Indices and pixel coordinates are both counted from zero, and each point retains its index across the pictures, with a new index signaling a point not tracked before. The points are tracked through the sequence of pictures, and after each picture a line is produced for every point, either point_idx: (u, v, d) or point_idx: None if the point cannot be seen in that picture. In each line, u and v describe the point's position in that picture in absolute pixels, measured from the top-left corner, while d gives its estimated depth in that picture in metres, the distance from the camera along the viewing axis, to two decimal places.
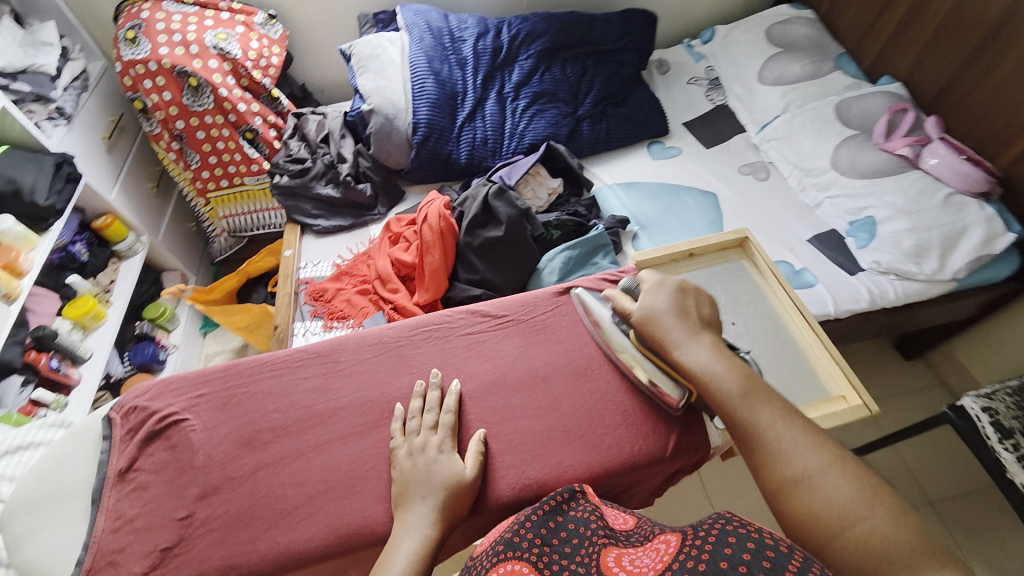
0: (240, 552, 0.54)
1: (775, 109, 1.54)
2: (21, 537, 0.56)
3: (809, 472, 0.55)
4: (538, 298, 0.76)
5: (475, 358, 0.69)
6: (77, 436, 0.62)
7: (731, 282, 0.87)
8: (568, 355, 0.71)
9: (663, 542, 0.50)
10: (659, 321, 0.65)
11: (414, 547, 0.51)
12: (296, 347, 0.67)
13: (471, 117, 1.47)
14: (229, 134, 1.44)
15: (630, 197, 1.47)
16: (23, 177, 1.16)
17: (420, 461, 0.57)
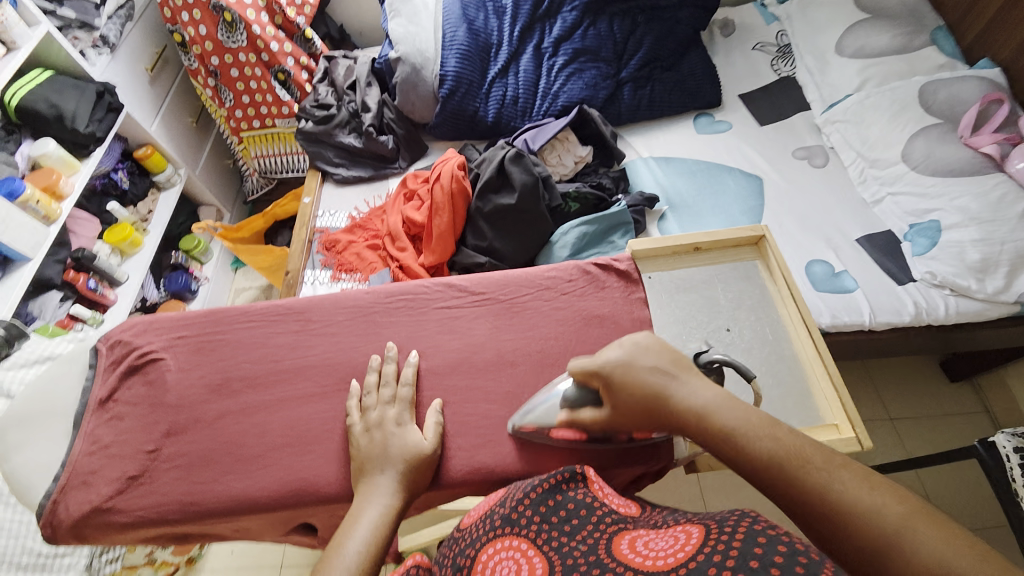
0: (197, 490, 0.56)
1: (848, 86, 1.35)
2: (10, 448, 0.58)
3: (893, 527, 0.38)
4: (522, 279, 0.72)
5: (448, 334, 0.67)
6: (69, 362, 0.64)
7: (736, 285, 0.78)
8: (541, 344, 0.67)
9: (685, 531, 0.41)
10: (638, 389, 0.53)
11: (378, 516, 0.51)
12: (272, 302, 0.67)
13: (503, 72, 1.39)
14: (261, 74, 1.43)
15: (664, 173, 1.36)
16: (66, 103, 1.21)
17: (377, 436, 0.57)
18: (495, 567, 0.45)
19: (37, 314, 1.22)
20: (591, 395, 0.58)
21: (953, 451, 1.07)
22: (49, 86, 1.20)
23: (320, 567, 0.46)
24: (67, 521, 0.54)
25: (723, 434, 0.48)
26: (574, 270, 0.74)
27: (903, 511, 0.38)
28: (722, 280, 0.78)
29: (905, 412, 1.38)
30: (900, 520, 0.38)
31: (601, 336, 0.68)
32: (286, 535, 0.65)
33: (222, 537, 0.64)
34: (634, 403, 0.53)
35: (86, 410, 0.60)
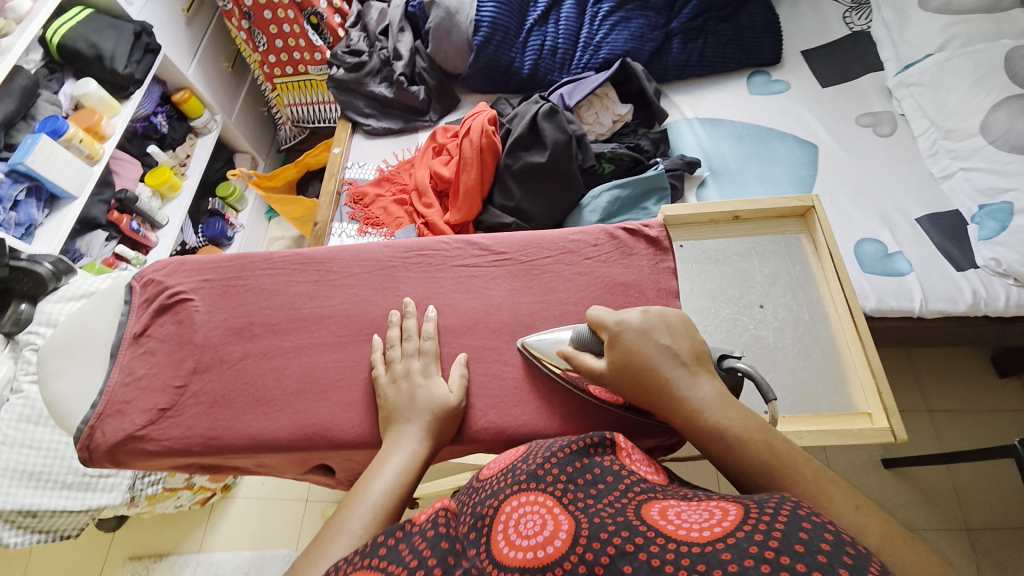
0: (220, 427, 0.58)
1: (929, 45, 1.21)
2: (49, 376, 0.62)
3: (877, 547, 0.41)
4: (544, 241, 0.69)
5: (465, 293, 0.66)
6: (106, 297, 0.67)
7: (775, 259, 0.73)
8: (560, 309, 0.65)
9: (720, 508, 0.39)
10: (644, 359, 0.53)
11: (403, 461, 0.52)
12: (294, 250, 0.68)
13: (543, 20, 1.31)
14: (294, 16, 1.40)
15: (709, 136, 1.27)
16: (105, 43, 1.22)
17: (404, 387, 0.57)
18: (519, 520, 0.44)
19: (84, 252, 1.28)
20: (596, 346, 0.58)
21: (993, 450, 1.00)
22: (87, 25, 1.22)
23: (347, 503, 0.48)
24: (103, 445, 0.57)
25: (717, 432, 0.48)
26: (600, 234, 0.70)
27: (883, 532, 0.41)
28: (759, 252, 0.73)
29: (944, 405, 1.31)
30: (881, 541, 0.41)
31: (625, 305, 0.65)
32: (305, 474, 0.68)
33: (246, 471, 0.67)
34: (632, 372, 0.53)
35: (121, 344, 0.63)
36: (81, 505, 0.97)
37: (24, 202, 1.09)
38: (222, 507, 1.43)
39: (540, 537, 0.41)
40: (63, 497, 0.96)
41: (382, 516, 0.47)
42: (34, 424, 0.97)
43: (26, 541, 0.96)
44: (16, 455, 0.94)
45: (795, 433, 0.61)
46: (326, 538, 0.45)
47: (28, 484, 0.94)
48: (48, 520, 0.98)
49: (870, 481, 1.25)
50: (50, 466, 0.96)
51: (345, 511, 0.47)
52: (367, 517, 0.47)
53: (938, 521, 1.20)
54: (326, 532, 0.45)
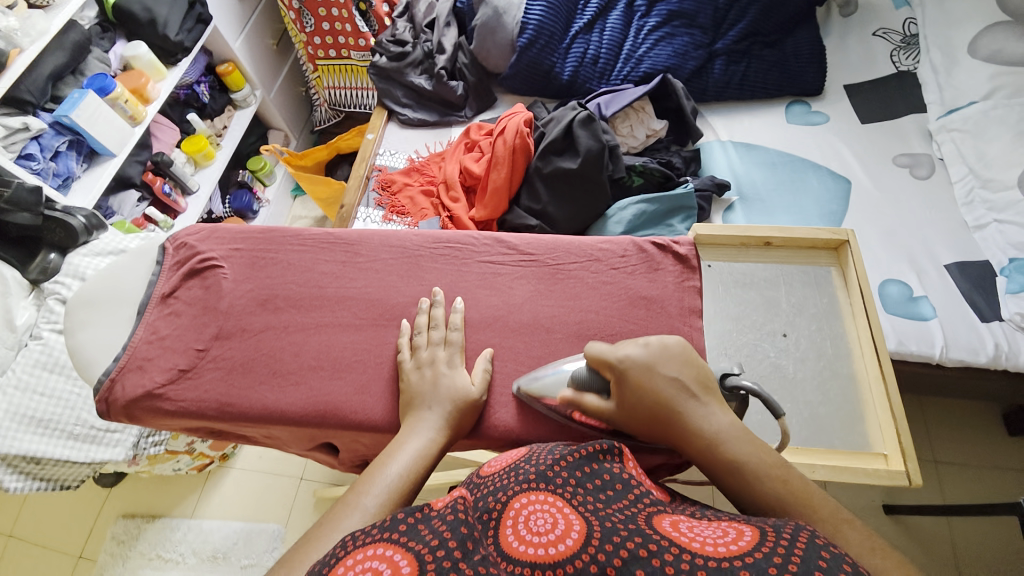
0: (237, 394, 0.59)
1: (975, 92, 1.19)
2: (76, 326, 0.64)
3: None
4: (571, 246, 0.68)
5: (488, 290, 0.65)
6: (139, 255, 0.68)
7: (803, 290, 0.73)
8: (581, 316, 0.64)
9: (734, 528, 0.41)
10: (653, 395, 0.51)
11: (420, 447, 0.52)
12: (324, 230, 0.68)
13: (588, 28, 1.31)
14: (344, 2, 1.42)
15: (741, 160, 1.27)
16: (159, 9, 1.26)
17: (427, 374, 0.58)
18: (529, 517, 0.43)
19: (116, 210, 1.32)
20: (600, 384, 0.56)
21: (998, 506, 0.98)
22: None
23: (362, 480, 0.49)
24: (121, 399, 0.58)
25: (734, 466, 0.48)
26: (628, 246, 0.68)
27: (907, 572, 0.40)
28: (788, 282, 0.73)
29: (951, 457, 1.28)
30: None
31: (645, 319, 0.63)
32: (309, 450, 0.69)
33: (253, 440, 0.68)
34: (640, 404, 0.52)
35: (148, 302, 0.64)
36: (85, 456, 0.99)
37: (64, 154, 1.12)
38: (217, 475, 1.45)
39: (553, 533, 0.41)
40: (68, 447, 0.98)
41: (395, 497, 0.48)
42: (49, 371, 0.99)
43: (26, 487, 0.98)
44: (26, 400, 0.96)
45: (806, 466, 0.61)
46: (340, 512, 0.45)
47: (35, 430, 0.95)
48: (50, 468, 0.99)
49: (866, 525, 1.22)
50: (58, 415, 0.98)
51: (362, 488, 0.47)
52: (382, 496, 0.47)
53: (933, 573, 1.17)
54: (341, 508, 0.46)
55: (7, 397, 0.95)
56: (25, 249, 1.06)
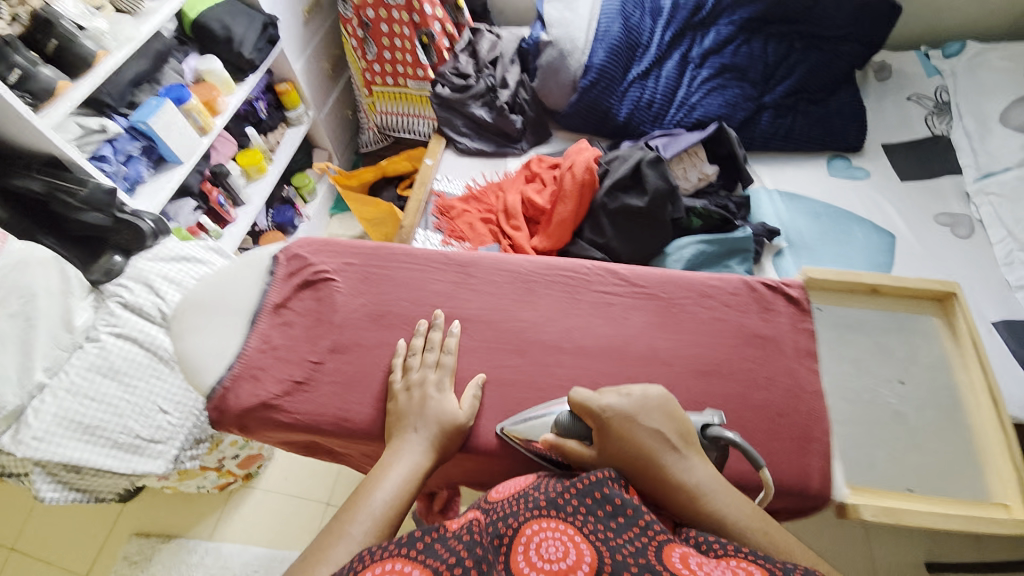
0: (353, 410, 0.58)
1: (1010, 159, 1.27)
2: (185, 331, 0.63)
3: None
4: (683, 280, 0.66)
5: (602, 319, 0.63)
6: (249, 264, 0.67)
7: (912, 339, 0.74)
8: (697, 349, 0.61)
9: (744, 570, 0.41)
10: (635, 445, 0.51)
11: (406, 471, 0.51)
12: (436, 250, 0.69)
13: (644, 75, 1.37)
14: (408, 34, 1.49)
15: (787, 210, 1.32)
16: (236, 27, 1.31)
17: (416, 396, 0.57)
18: (540, 545, 0.43)
19: (172, 216, 1.31)
20: (577, 424, 0.55)
21: None
22: (223, 9, 1.30)
23: (347, 508, 0.48)
24: (235, 409, 0.58)
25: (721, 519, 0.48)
26: (737, 284, 0.65)
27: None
28: (897, 330, 0.75)
29: None
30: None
31: (760, 359, 0.60)
32: None
33: (345, 457, 0.67)
34: (626, 458, 0.51)
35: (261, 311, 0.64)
36: (126, 468, 0.95)
37: (135, 159, 1.12)
38: (240, 495, 1.39)
39: (563, 562, 0.40)
40: (112, 456, 0.94)
41: (381, 526, 0.47)
42: (103, 376, 0.96)
43: (62, 498, 0.93)
44: (77, 404, 0.93)
45: (943, 515, 0.61)
46: (324, 542, 0.45)
47: (81, 437, 0.92)
48: (89, 479, 0.96)
49: None
50: (106, 422, 0.94)
51: (346, 516, 0.47)
52: (367, 524, 0.47)
53: None
54: (325, 537, 0.45)
55: (58, 400, 0.92)
56: (87, 249, 1.04)
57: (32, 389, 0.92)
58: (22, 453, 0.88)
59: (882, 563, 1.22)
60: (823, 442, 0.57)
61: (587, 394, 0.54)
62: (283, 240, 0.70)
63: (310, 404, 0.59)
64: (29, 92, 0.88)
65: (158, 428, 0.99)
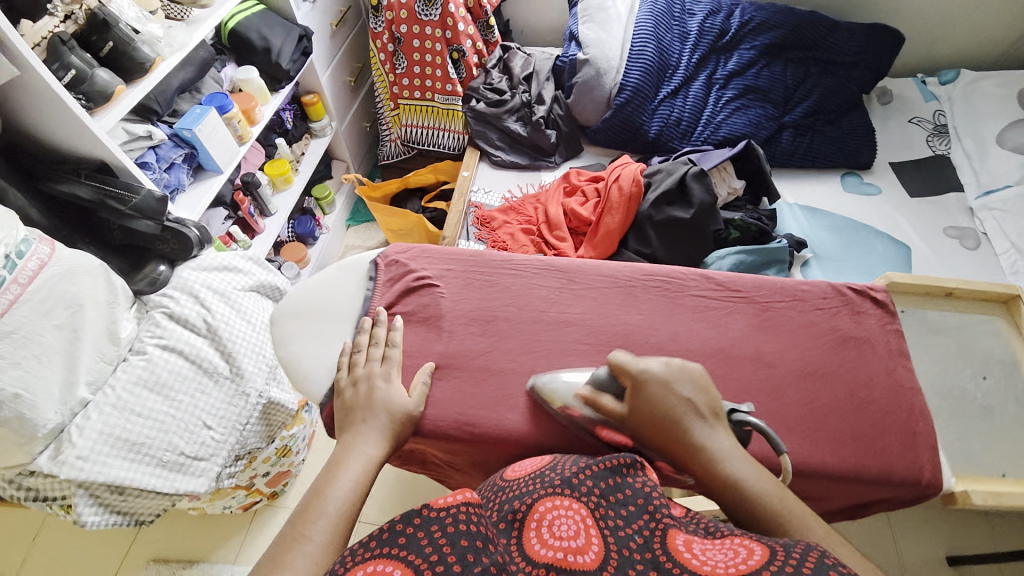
0: (474, 413, 0.65)
1: (1010, 177, 1.37)
2: (292, 335, 0.70)
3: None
4: (775, 287, 0.70)
5: (705, 323, 0.68)
6: (348, 269, 0.76)
7: (987, 338, 0.83)
8: (798, 351, 0.65)
9: (746, 547, 0.46)
10: (664, 407, 0.56)
11: (360, 466, 0.56)
12: (536, 258, 0.76)
13: (673, 94, 1.43)
14: (440, 49, 1.51)
15: (809, 223, 1.39)
16: (274, 38, 1.30)
17: (363, 389, 0.62)
18: (551, 521, 0.51)
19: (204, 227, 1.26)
20: (613, 386, 0.60)
21: None
22: (261, 19, 1.30)
23: (303, 512, 0.52)
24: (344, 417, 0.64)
25: (736, 485, 0.53)
26: (827, 289, 0.70)
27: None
28: (973, 330, 0.83)
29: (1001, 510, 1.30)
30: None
31: (856, 359, 0.65)
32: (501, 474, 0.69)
33: (445, 460, 0.70)
34: (653, 419, 0.56)
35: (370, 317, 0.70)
36: (169, 487, 0.91)
37: (176, 166, 1.10)
38: (264, 516, 1.33)
39: (574, 543, 0.49)
40: (155, 475, 0.89)
41: (339, 523, 0.51)
42: (149, 390, 0.91)
43: (102, 522, 0.87)
44: (123, 421, 0.87)
45: None
46: (285, 547, 0.49)
47: (125, 455, 0.86)
48: (132, 501, 0.90)
49: None
50: (152, 439, 0.89)
51: (305, 519, 0.50)
52: (325, 525, 0.51)
53: None
54: (287, 540, 0.49)
55: (104, 416, 0.86)
56: (133, 258, 1.01)
57: (76, 405, 0.85)
58: (66, 474, 0.81)
59: (910, 562, 1.23)
60: (928, 436, 0.62)
61: (628, 360, 0.60)
62: (378, 249, 0.78)
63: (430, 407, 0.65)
64: (84, 94, 0.84)
65: (202, 445, 0.95)
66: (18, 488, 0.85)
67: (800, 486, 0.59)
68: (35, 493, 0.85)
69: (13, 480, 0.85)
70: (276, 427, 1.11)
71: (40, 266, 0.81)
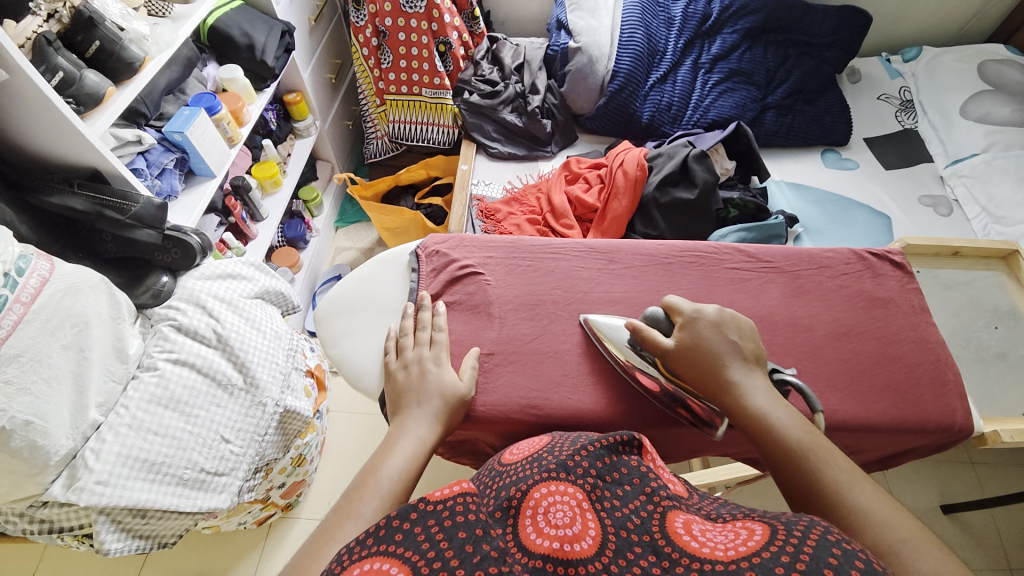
0: (536, 397, 0.71)
1: (974, 147, 1.47)
2: (341, 333, 0.78)
3: (893, 542, 0.48)
4: (802, 256, 0.79)
5: (744, 293, 0.76)
6: (389, 263, 0.84)
7: (992, 289, 0.93)
8: (832, 314, 0.74)
9: (747, 528, 0.47)
10: (710, 346, 0.63)
11: (414, 445, 0.59)
12: (579, 244, 0.83)
13: (662, 79, 1.46)
14: (427, 42, 1.48)
15: (796, 199, 1.44)
16: (256, 35, 1.24)
17: (414, 373, 0.68)
18: (547, 509, 0.50)
19: None
20: (666, 327, 0.67)
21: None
22: (241, 15, 1.24)
23: (356, 489, 0.54)
24: None
25: (762, 417, 0.58)
26: (850, 255, 0.80)
27: (910, 531, 0.49)
28: (979, 283, 0.93)
29: (985, 457, 1.39)
30: (908, 536, 0.49)
31: (885, 317, 0.74)
32: None
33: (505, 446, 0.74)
34: (697, 355, 0.63)
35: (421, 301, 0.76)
36: (191, 506, 0.86)
37: (168, 172, 1.04)
38: (281, 527, 1.30)
39: (570, 531, 0.48)
40: (176, 495, 0.85)
41: (390, 499, 0.54)
42: (164, 407, 0.86)
43: (126, 548, 0.83)
44: (141, 441, 0.82)
45: None
46: (337, 522, 0.50)
47: (145, 477, 0.82)
48: (154, 524, 0.86)
49: (932, 527, 1.30)
50: (171, 458, 0.85)
51: (356, 498, 0.53)
52: (376, 502, 0.53)
53: (983, 562, 1.25)
54: (338, 516, 0.51)
55: (120, 438, 0.80)
56: (131, 271, 0.96)
57: (87, 429, 0.80)
58: (84, 501, 0.76)
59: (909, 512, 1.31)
60: (956, 383, 0.71)
61: (688, 307, 0.67)
62: (417, 242, 0.85)
63: (493, 393, 0.71)
64: (74, 97, 0.80)
65: (221, 460, 0.91)
66: (29, 521, 0.81)
67: (852, 440, 0.67)
68: (48, 525, 0.81)
69: (22, 513, 0.80)
70: (291, 436, 1.08)
71: (42, 283, 0.77)
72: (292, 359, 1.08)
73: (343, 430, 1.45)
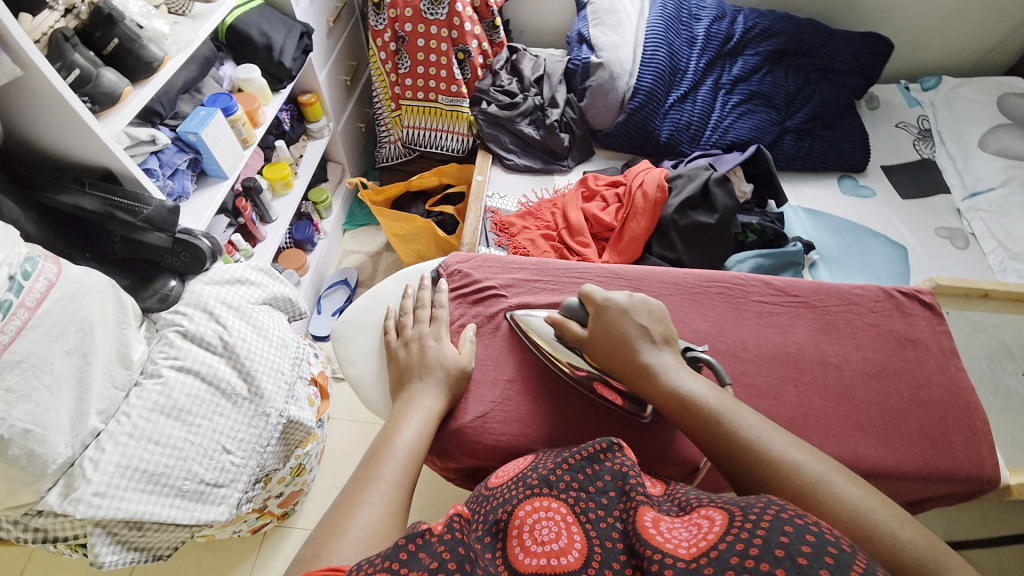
0: (559, 429, 0.70)
1: (993, 180, 1.46)
2: (354, 353, 0.77)
3: (811, 483, 0.51)
4: (831, 293, 0.79)
5: (771, 329, 0.75)
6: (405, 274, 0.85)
7: (1017, 332, 0.93)
8: (862, 355, 0.73)
9: (706, 517, 0.44)
10: (621, 332, 0.66)
11: (422, 415, 0.62)
12: (604, 269, 0.83)
13: (682, 98, 1.44)
14: (446, 49, 1.46)
15: (812, 225, 1.43)
16: (275, 35, 1.22)
17: (414, 348, 0.70)
18: (534, 526, 0.48)
19: None
20: (581, 317, 0.71)
21: None
22: (261, 15, 1.23)
23: (372, 458, 0.56)
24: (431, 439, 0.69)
25: (677, 394, 0.60)
26: (878, 293, 0.80)
27: (826, 467, 0.53)
28: (1007, 326, 0.93)
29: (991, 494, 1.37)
30: (822, 473, 0.52)
31: (916, 359, 0.73)
32: None
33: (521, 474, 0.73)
34: (609, 342, 0.66)
35: (425, 284, 0.79)
36: (189, 518, 0.84)
37: (180, 172, 1.02)
38: (275, 537, 1.27)
39: (557, 545, 0.45)
40: (175, 507, 0.82)
41: (408, 464, 0.57)
42: (166, 416, 0.83)
43: (120, 561, 0.81)
44: (141, 451, 0.79)
45: None
46: (359, 489, 0.53)
47: (145, 487, 0.79)
48: (150, 535, 0.83)
49: None
50: (171, 468, 0.82)
51: (376, 464, 0.55)
52: (394, 465, 0.55)
53: None
54: (360, 483, 0.53)
55: (120, 447, 0.77)
56: (137, 273, 0.94)
57: (87, 437, 0.77)
58: (81, 513, 0.73)
59: None
60: (986, 432, 0.70)
61: (599, 294, 0.70)
62: (438, 260, 0.85)
63: (514, 420, 0.70)
64: (89, 96, 0.77)
65: (222, 471, 0.88)
66: (23, 529, 0.78)
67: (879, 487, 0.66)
68: (43, 534, 0.78)
69: (17, 520, 0.77)
70: (292, 446, 1.06)
71: (48, 287, 0.75)
72: (298, 368, 1.06)
73: (342, 439, 1.43)
